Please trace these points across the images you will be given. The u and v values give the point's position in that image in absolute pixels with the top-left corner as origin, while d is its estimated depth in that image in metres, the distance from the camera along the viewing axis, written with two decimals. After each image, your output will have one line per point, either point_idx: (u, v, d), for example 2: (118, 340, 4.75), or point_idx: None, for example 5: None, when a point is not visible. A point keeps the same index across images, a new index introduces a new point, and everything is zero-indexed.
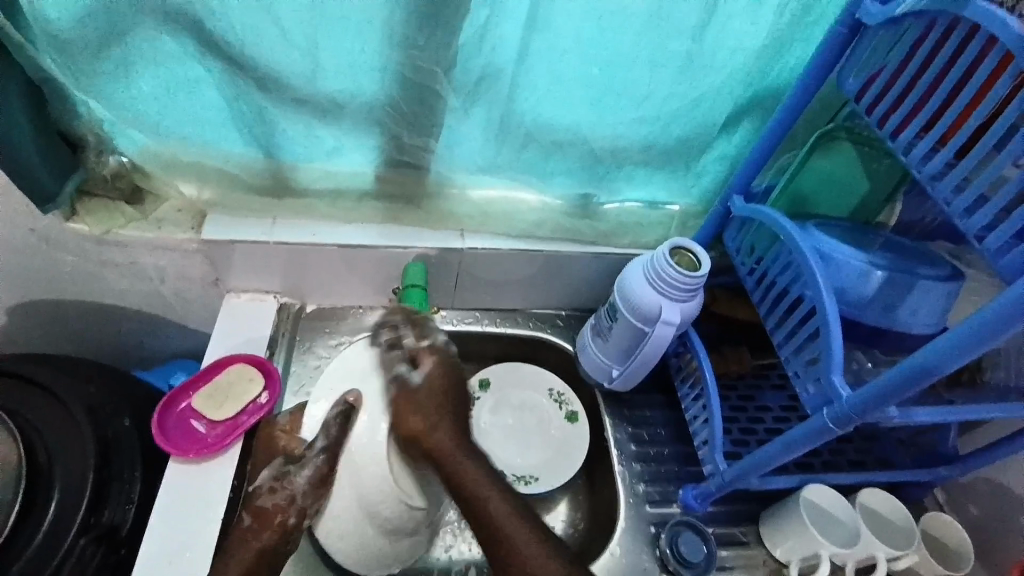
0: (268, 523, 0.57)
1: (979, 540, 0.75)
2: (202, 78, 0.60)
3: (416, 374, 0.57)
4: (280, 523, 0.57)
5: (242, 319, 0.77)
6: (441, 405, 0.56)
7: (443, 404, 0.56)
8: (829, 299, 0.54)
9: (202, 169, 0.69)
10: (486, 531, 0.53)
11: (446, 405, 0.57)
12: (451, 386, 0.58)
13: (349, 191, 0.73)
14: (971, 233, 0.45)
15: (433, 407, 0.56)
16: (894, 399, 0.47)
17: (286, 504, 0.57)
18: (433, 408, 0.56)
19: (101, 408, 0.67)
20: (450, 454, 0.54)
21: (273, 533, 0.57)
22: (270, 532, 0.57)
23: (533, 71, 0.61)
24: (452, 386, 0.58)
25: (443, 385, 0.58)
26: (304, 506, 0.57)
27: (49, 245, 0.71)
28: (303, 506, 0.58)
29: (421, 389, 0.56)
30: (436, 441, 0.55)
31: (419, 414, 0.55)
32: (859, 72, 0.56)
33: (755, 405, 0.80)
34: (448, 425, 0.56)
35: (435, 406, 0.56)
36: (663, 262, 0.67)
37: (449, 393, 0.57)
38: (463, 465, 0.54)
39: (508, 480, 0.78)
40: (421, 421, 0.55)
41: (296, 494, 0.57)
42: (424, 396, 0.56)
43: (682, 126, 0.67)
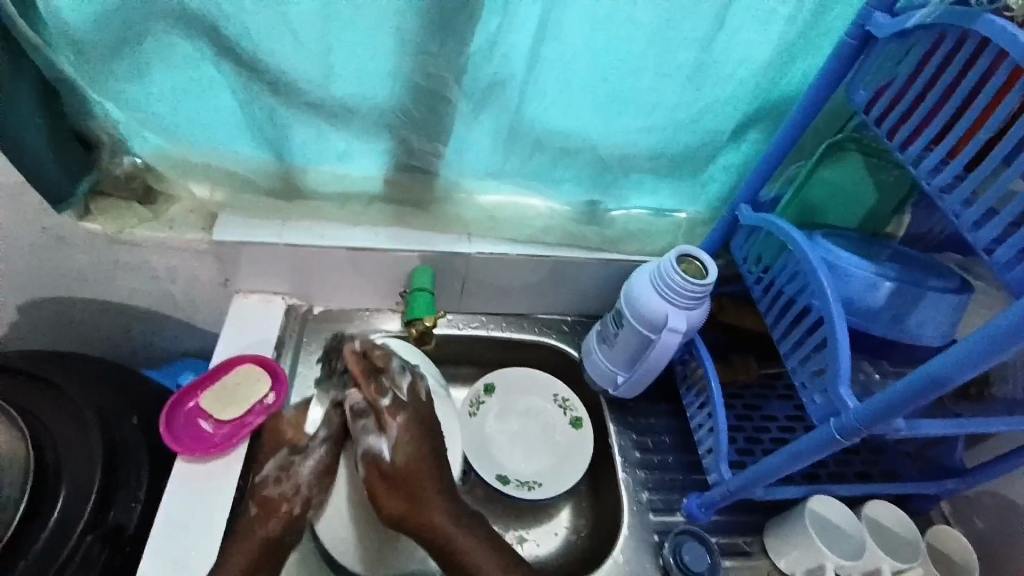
0: (274, 515, 0.62)
1: (985, 555, 0.74)
2: (215, 81, 0.61)
3: (385, 438, 0.62)
4: (283, 515, 0.62)
5: (249, 320, 0.77)
6: (422, 476, 0.62)
7: (422, 463, 0.62)
8: (837, 309, 0.54)
9: (213, 170, 0.69)
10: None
11: (425, 466, 0.62)
12: (425, 448, 0.63)
13: (357, 194, 0.73)
14: (980, 246, 0.45)
15: (409, 485, 0.61)
16: (901, 411, 0.47)
17: (292, 493, 0.63)
18: (415, 469, 0.62)
19: (109, 406, 0.68)
20: (441, 527, 0.61)
21: (279, 521, 0.62)
22: (277, 522, 0.62)
23: (542, 78, 0.62)
24: (422, 440, 0.63)
25: (419, 459, 0.62)
26: (308, 497, 0.64)
27: (61, 243, 0.71)
28: (311, 492, 0.64)
29: (397, 466, 0.61)
30: (429, 530, 0.61)
31: (402, 491, 0.61)
32: (868, 84, 0.56)
33: (760, 415, 0.79)
34: (432, 491, 0.62)
35: (415, 482, 0.61)
36: (670, 269, 0.67)
37: (429, 454, 0.63)
38: (456, 531, 0.61)
39: (506, 485, 0.78)
40: (402, 488, 0.61)
41: (303, 481, 0.64)
42: (400, 463, 0.62)
43: (690, 135, 0.68)
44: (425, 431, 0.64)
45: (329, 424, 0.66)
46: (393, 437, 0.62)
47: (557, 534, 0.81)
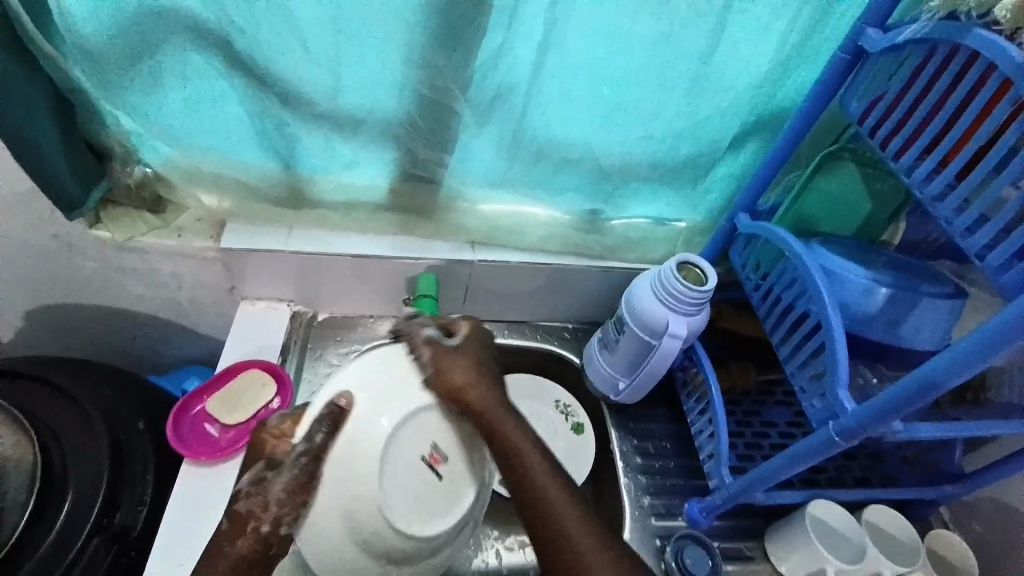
0: (246, 531, 0.49)
1: (985, 559, 0.75)
2: (226, 93, 0.63)
3: (449, 338, 0.53)
4: (257, 532, 0.48)
5: (255, 325, 0.78)
6: (479, 368, 0.52)
7: (482, 360, 0.53)
8: (834, 314, 0.55)
9: (221, 179, 0.71)
10: (527, 508, 0.50)
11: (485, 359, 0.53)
12: (486, 352, 0.54)
13: (363, 203, 0.75)
14: (972, 251, 0.46)
15: (470, 362, 0.51)
16: (899, 413, 0.47)
17: (261, 510, 0.48)
18: (471, 364, 0.52)
19: (115, 411, 0.69)
20: (491, 417, 0.50)
21: (247, 539, 0.49)
22: (250, 540, 0.49)
23: (545, 89, 0.63)
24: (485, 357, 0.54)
25: (478, 349, 0.53)
26: (280, 514, 0.48)
27: (70, 250, 0.73)
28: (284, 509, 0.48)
29: (460, 353, 0.52)
30: (482, 417, 0.50)
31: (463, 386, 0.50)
32: (863, 95, 0.57)
33: (760, 420, 0.80)
34: (487, 375, 0.52)
35: (473, 365, 0.52)
36: (669, 275, 0.69)
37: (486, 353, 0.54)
38: (503, 418, 0.50)
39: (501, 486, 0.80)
40: (462, 371, 0.51)
41: (270, 499, 0.48)
42: (460, 356, 0.52)
43: (688, 145, 0.69)
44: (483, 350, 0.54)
45: (314, 433, 0.48)
46: (457, 339, 0.53)
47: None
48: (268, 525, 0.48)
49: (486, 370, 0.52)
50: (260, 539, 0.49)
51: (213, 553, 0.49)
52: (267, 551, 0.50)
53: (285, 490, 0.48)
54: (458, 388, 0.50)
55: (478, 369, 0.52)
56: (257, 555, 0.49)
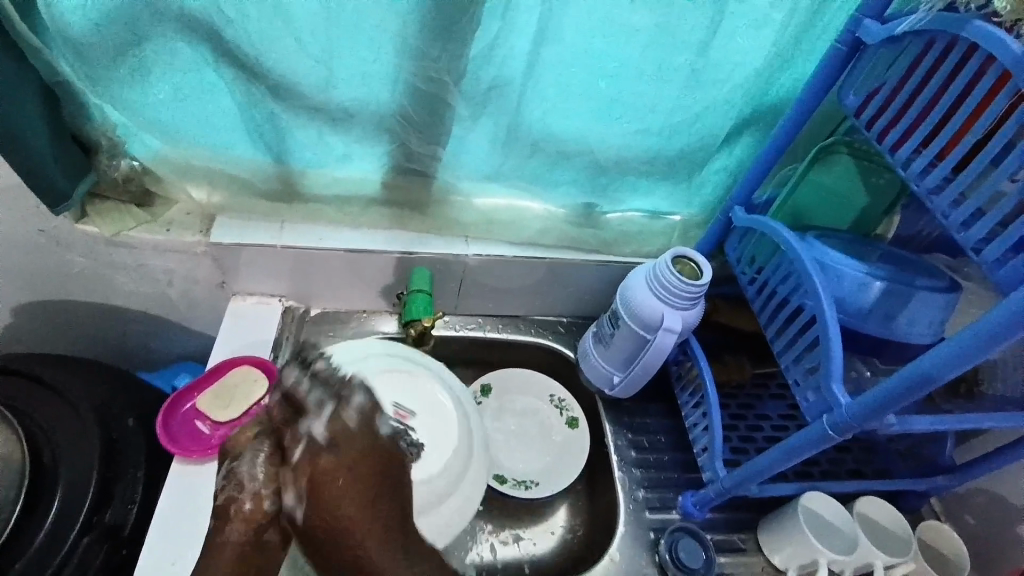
0: (233, 521, 0.49)
1: (976, 550, 0.76)
2: (215, 85, 0.61)
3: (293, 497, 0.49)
4: (248, 515, 0.48)
5: (247, 321, 0.77)
6: (347, 479, 0.50)
7: (362, 469, 0.51)
8: (829, 308, 0.55)
9: (212, 173, 0.70)
10: None
11: (367, 461, 0.51)
12: (362, 463, 0.51)
13: (356, 197, 0.74)
14: (968, 245, 0.46)
15: (334, 494, 0.49)
16: (893, 408, 0.48)
17: (238, 492, 0.49)
18: (349, 470, 0.50)
19: (107, 407, 0.68)
20: (370, 555, 0.49)
21: (237, 525, 0.48)
22: (237, 527, 0.48)
23: (541, 80, 0.63)
24: (360, 468, 0.51)
25: (352, 464, 0.50)
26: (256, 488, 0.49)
27: (58, 245, 0.72)
28: (263, 478, 0.49)
29: (323, 477, 0.49)
30: (354, 552, 0.49)
31: (333, 500, 0.49)
32: (859, 88, 0.57)
33: (754, 414, 0.81)
34: (367, 483, 0.51)
35: (343, 492, 0.49)
36: (665, 269, 0.68)
37: (371, 458, 0.52)
38: (379, 549, 0.50)
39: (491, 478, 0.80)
40: (337, 492, 0.49)
41: (246, 476, 0.49)
42: (333, 466, 0.50)
43: (685, 138, 0.69)
44: (360, 449, 0.51)
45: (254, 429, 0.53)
46: (330, 436, 0.50)
47: (536, 545, 0.79)
48: (249, 503, 0.49)
49: (352, 493, 0.50)
50: (252, 522, 0.48)
51: (215, 549, 0.48)
52: (261, 537, 0.49)
53: (256, 470, 0.50)
54: (326, 484, 0.49)
55: (344, 498, 0.49)
56: (250, 542, 0.48)
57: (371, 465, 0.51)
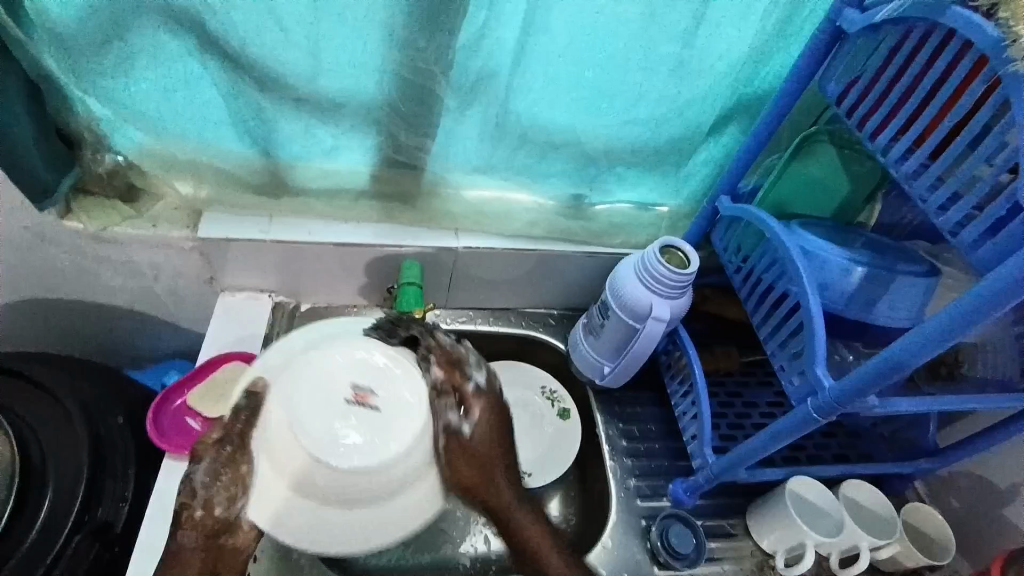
0: (191, 528, 0.52)
1: (959, 531, 0.78)
2: (201, 77, 0.61)
3: (466, 423, 0.58)
4: (207, 524, 0.52)
5: (237, 316, 0.77)
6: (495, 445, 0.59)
7: (499, 441, 0.60)
8: (812, 294, 0.56)
9: (199, 166, 0.69)
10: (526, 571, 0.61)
11: (501, 418, 0.60)
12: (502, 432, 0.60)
13: (344, 191, 0.74)
14: (947, 228, 0.47)
15: (482, 457, 0.58)
16: (873, 389, 0.49)
17: (190, 499, 0.52)
18: (489, 428, 0.59)
19: (94, 404, 0.67)
20: (506, 507, 0.60)
21: (193, 533, 0.52)
22: (196, 534, 0.52)
23: (528, 71, 0.63)
24: (498, 426, 0.60)
25: (491, 431, 0.59)
26: (210, 497, 0.52)
27: (43, 241, 0.71)
28: (220, 490, 0.52)
29: (473, 440, 0.58)
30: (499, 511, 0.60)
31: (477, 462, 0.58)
32: (840, 77, 0.58)
33: (742, 401, 0.82)
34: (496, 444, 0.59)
35: (487, 457, 0.59)
36: (653, 260, 0.69)
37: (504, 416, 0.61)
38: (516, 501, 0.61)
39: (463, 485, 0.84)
40: (481, 442, 0.58)
41: (200, 485, 0.52)
42: (486, 416, 0.59)
43: (672, 128, 0.69)
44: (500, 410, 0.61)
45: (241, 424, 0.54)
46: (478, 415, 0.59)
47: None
48: (200, 510, 0.52)
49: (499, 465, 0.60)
50: (211, 529, 0.52)
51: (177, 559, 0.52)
52: (218, 541, 0.52)
53: (207, 476, 0.52)
54: (469, 449, 0.58)
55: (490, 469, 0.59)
56: (206, 552, 0.52)
57: (501, 426, 0.60)
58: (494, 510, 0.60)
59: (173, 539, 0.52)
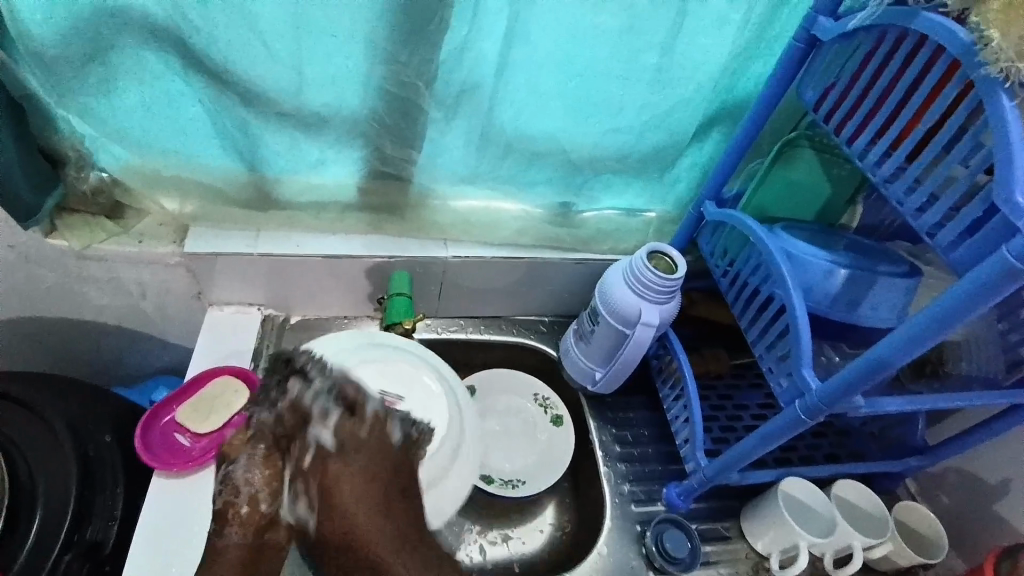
0: (243, 525, 0.54)
1: (950, 527, 0.78)
2: (184, 94, 0.61)
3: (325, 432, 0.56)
4: (254, 519, 0.54)
5: (226, 331, 0.77)
6: (353, 473, 0.55)
7: (374, 472, 0.56)
8: (796, 296, 0.57)
9: (184, 182, 0.69)
10: None
11: (380, 462, 0.57)
12: (378, 467, 0.57)
13: (332, 203, 0.74)
14: (924, 229, 0.48)
15: (348, 484, 0.55)
16: (859, 390, 0.49)
17: (235, 496, 0.54)
18: (359, 475, 0.56)
19: (82, 422, 0.66)
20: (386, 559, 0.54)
21: (234, 536, 0.54)
22: (247, 531, 0.54)
23: (511, 83, 0.63)
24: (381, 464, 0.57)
25: (377, 466, 0.57)
26: (252, 493, 0.54)
27: (28, 261, 0.70)
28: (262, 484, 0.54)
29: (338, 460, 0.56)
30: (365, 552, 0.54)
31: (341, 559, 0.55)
32: (818, 83, 0.59)
33: (733, 404, 0.82)
34: (372, 514, 0.55)
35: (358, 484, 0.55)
36: (641, 265, 0.70)
37: (376, 457, 0.57)
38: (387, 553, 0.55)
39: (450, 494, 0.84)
40: (343, 495, 0.55)
41: (240, 482, 0.54)
42: (349, 470, 0.55)
43: (655, 136, 0.70)
44: (370, 452, 0.57)
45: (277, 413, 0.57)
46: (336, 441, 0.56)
47: (526, 542, 0.80)
48: (246, 507, 0.54)
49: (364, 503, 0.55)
50: (257, 526, 0.54)
51: (214, 563, 0.53)
52: (262, 537, 0.55)
53: (248, 472, 0.55)
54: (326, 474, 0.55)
55: (353, 503, 0.55)
56: (252, 546, 0.54)
57: (383, 481, 0.57)
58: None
59: (217, 536, 0.54)
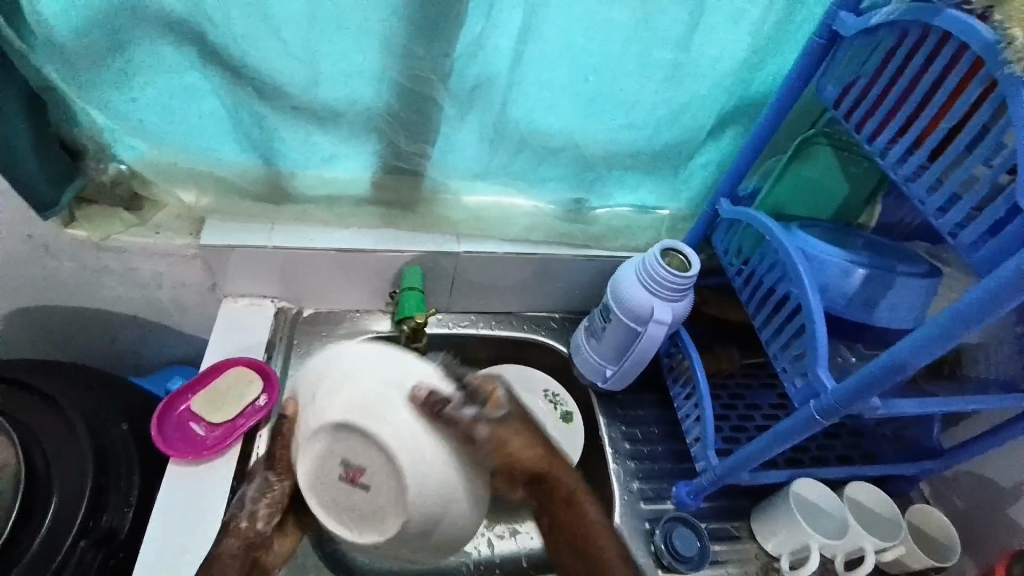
0: (239, 536, 0.58)
1: (966, 532, 0.77)
2: (201, 86, 0.62)
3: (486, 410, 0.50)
4: (247, 536, 0.58)
5: (239, 323, 0.78)
6: (519, 424, 0.53)
7: (523, 419, 0.54)
8: (812, 295, 0.56)
9: (200, 176, 0.70)
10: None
11: (520, 419, 0.53)
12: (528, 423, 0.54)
13: (345, 196, 0.74)
14: (946, 229, 0.47)
15: (522, 427, 0.53)
16: (875, 391, 0.49)
17: (240, 512, 0.59)
18: (517, 425, 0.52)
19: (98, 412, 0.68)
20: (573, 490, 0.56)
21: (233, 543, 0.57)
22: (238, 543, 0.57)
23: (525, 78, 0.63)
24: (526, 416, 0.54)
25: (517, 416, 0.53)
26: (253, 510, 0.59)
27: (47, 251, 0.71)
28: (264, 504, 0.59)
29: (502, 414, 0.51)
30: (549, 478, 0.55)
31: (520, 454, 0.52)
32: (837, 79, 0.58)
33: (745, 403, 0.82)
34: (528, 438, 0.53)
35: (523, 429, 0.53)
36: (654, 263, 0.69)
37: (520, 421, 0.53)
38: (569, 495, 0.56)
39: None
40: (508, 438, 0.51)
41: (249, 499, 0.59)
42: (504, 403, 0.52)
43: (669, 133, 0.70)
44: (523, 423, 0.53)
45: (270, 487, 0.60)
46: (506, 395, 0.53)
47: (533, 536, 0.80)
48: (245, 521, 0.58)
49: (533, 440, 0.54)
50: (249, 541, 0.58)
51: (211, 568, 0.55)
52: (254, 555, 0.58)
53: (257, 492, 0.60)
54: (518, 425, 0.53)
55: (524, 436, 0.52)
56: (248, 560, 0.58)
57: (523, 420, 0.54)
58: (569, 522, 0.56)
59: (216, 547, 0.57)
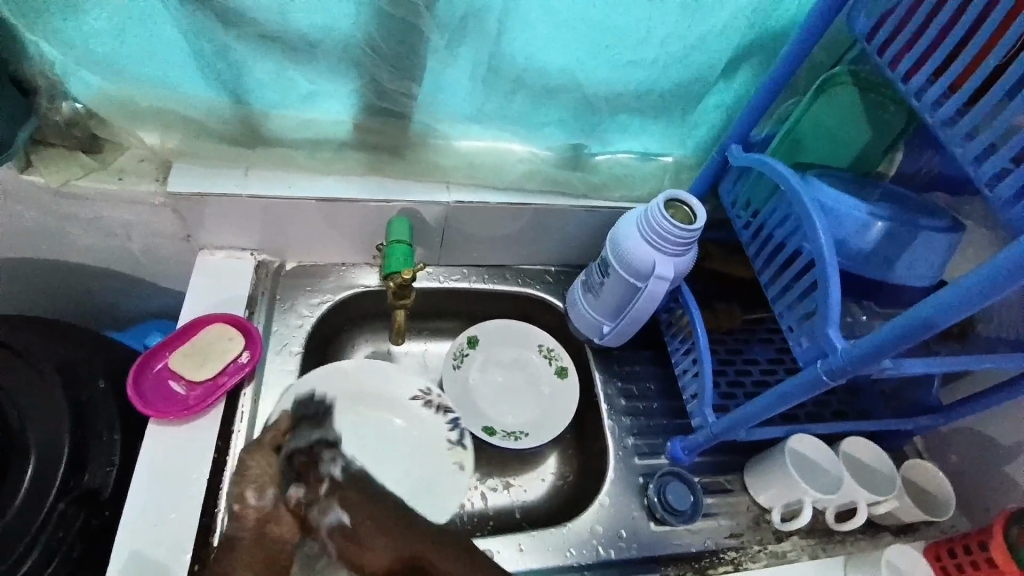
0: (245, 519, 0.61)
1: (959, 488, 0.77)
2: (157, 12, 0.55)
3: (336, 470, 0.68)
4: (255, 513, 0.61)
5: (217, 276, 0.73)
6: (366, 502, 0.66)
7: (375, 507, 0.66)
8: (828, 249, 0.53)
9: (164, 116, 0.64)
10: None
11: (377, 497, 0.67)
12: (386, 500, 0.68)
13: (327, 141, 0.69)
14: (981, 181, 0.43)
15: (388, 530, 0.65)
16: (890, 352, 0.46)
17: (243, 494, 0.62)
18: (373, 512, 0.66)
19: (73, 369, 0.64)
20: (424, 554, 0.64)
21: (242, 524, 0.61)
22: (249, 523, 0.61)
23: (523, 7, 0.57)
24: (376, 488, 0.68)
25: (372, 501, 0.67)
26: (241, 492, 0.62)
27: (2, 197, 0.66)
28: (250, 483, 0.62)
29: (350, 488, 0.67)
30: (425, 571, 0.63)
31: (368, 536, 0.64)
32: (871, 11, 0.53)
33: (743, 358, 0.80)
34: (388, 529, 0.65)
35: (373, 507, 0.66)
36: (657, 214, 0.65)
37: (376, 492, 0.68)
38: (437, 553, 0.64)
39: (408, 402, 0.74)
40: (368, 537, 0.64)
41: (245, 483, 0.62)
42: (355, 501, 0.66)
43: (679, 71, 0.64)
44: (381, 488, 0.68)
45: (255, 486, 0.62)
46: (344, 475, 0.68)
47: (464, 467, 0.72)
48: (237, 504, 0.62)
49: (389, 529, 0.65)
50: (259, 518, 0.61)
51: (234, 552, 0.59)
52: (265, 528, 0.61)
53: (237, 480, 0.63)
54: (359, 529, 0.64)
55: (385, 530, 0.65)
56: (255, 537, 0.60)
57: (379, 500, 0.67)
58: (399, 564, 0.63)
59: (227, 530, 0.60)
